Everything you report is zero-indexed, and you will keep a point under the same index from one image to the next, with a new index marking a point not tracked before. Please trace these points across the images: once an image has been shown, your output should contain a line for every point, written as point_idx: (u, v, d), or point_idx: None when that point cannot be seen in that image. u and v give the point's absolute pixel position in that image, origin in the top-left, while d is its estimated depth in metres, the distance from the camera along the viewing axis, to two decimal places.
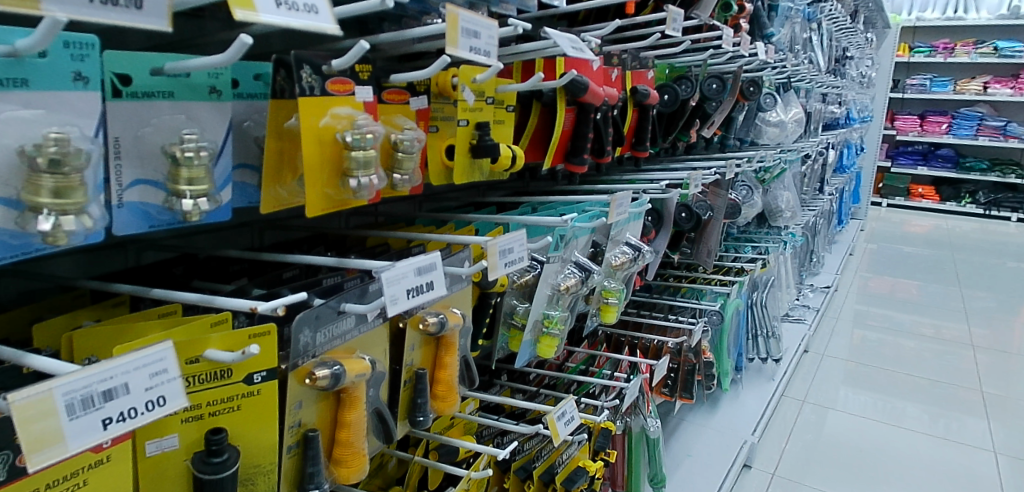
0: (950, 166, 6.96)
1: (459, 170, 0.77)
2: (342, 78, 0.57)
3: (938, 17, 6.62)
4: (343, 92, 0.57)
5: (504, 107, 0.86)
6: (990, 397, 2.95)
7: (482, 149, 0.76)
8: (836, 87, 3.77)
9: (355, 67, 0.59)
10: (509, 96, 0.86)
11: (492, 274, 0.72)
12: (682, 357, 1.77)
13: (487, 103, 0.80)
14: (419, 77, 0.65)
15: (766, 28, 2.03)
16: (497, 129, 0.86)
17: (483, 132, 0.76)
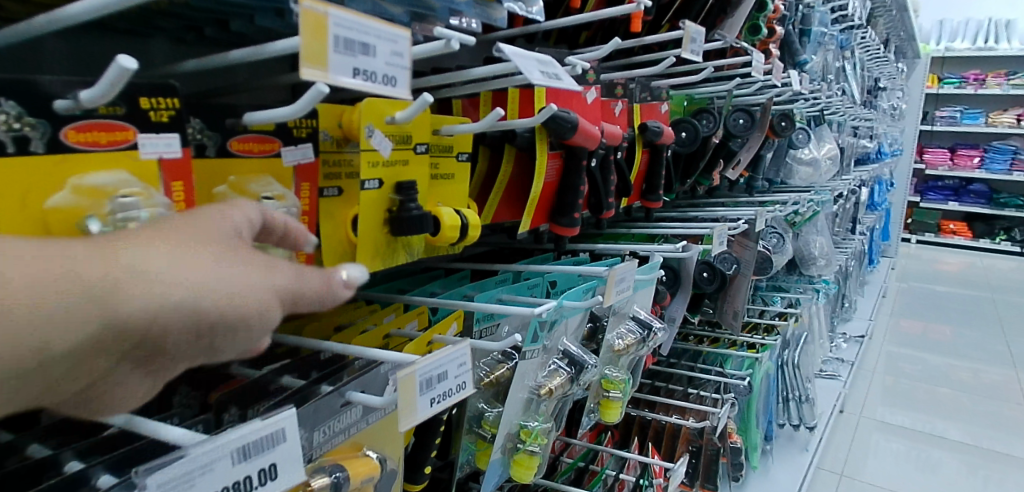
0: (983, 202, 6.61)
1: (367, 251, 0.53)
2: (109, 123, 0.39)
3: (969, 47, 6.34)
4: (113, 144, 0.39)
5: (454, 154, 0.63)
6: None
7: (403, 222, 0.52)
8: (868, 120, 3.51)
9: (143, 101, 0.40)
10: (462, 139, 0.63)
11: (404, 422, 0.46)
12: (705, 438, 1.51)
13: (422, 153, 0.56)
14: (284, 119, 0.42)
15: (798, 54, 1.78)
16: (441, 188, 0.62)
17: (406, 196, 0.53)
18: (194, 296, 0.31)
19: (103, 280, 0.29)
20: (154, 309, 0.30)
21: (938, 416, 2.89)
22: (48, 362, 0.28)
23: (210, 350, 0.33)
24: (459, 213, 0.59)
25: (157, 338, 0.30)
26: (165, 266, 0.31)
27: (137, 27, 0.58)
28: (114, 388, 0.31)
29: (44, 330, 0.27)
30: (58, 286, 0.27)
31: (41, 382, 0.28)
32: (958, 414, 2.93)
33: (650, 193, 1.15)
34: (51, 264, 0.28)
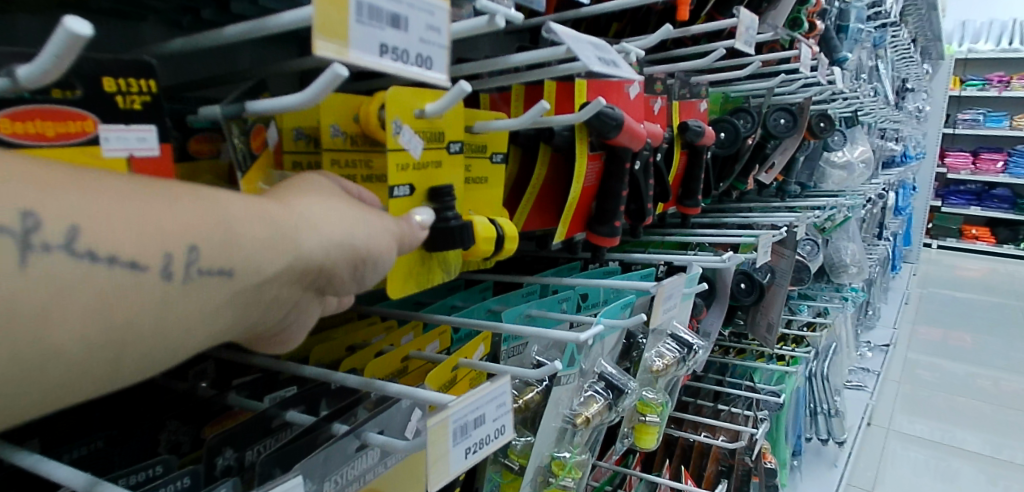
0: (1007, 206, 6.45)
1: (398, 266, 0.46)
2: (64, 109, 0.35)
3: (993, 49, 6.19)
4: (65, 137, 0.35)
5: (487, 155, 0.55)
6: None
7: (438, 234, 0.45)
8: (895, 122, 3.39)
9: (107, 83, 0.37)
10: (496, 138, 0.55)
11: (435, 479, 0.38)
12: (736, 458, 1.43)
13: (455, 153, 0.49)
14: (293, 108, 0.35)
15: (838, 51, 1.68)
16: (474, 194, 0.54)
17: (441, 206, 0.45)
18: (350, 233, 0.36)
19: (289, 222, 0.34)
20: (326, 243, 0.35)
21: (968, 427, 2.77)
22: (264, 286, 0.32)
23: (356, 283, 0.38)
24: (494, 222, 0.51)
25: (330, 270, 0.35)
26: (324, 211, 0.36)
27: (126, 7, 0.50)
28: (293, 314, 0.37)
29: (262, 256, 0.32)
30: (262, 228, 0.32)
31: (256, 304, 0.33)
32: (986, 425, 2.81)
33: (688, 198, 1.06)
34: (254, 206, 0.33)
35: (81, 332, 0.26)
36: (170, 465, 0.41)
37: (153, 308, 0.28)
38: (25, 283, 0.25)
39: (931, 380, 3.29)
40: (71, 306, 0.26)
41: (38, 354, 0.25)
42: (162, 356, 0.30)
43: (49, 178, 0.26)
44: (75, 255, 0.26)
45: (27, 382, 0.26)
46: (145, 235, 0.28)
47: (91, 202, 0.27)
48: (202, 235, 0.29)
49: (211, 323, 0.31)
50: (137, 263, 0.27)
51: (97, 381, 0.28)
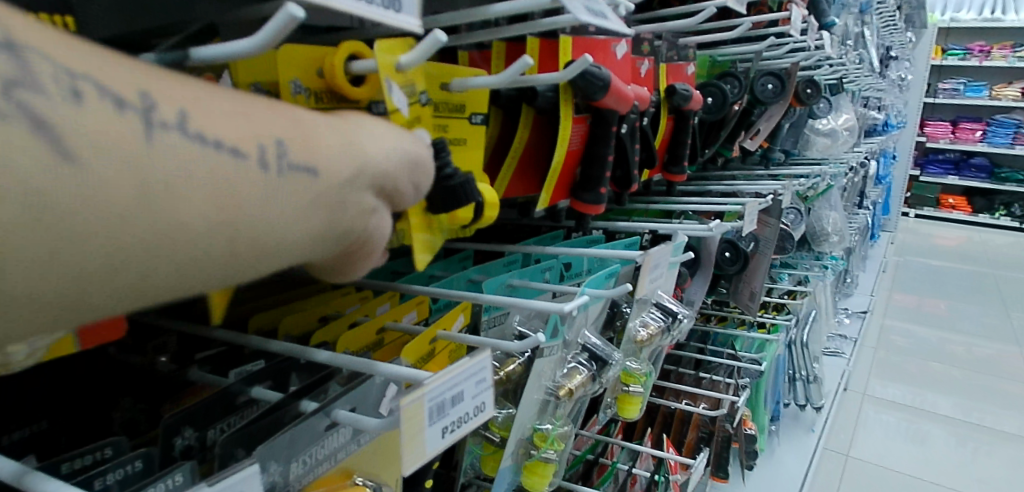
0: (983, 176, 6.52)
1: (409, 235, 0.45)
2: None
3: (975, 18, 6.19)
4: None
5: (466, 116, 0.52)
6: None
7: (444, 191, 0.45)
8: (878, 90, 3.38)
9: None
10: (475, 97, 0.52)
11: (409, 463, 0.36)
12: (717, 424, 1.46)
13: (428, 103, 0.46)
14: (239, 54, 0.33)
15: (825, 16, 1.66)
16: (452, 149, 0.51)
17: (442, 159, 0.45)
18: (402, 141, 0.38)
19: (353, 135, 0.36)
20: (387, 152, 0.37)
21: (939, 391, 2.82)
22: (343, 189, 0.34)
23: (414, 192, 0.40)
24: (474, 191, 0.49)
25: (393, 177, 0.37)
26: (381, 128, 0.38)
27: None
28: (375, 225, 0.37)
29: (337, 158, 0.34)
30: (331, 136, 0.34)
31: (340, 209, 0.34)
32: (955, 388, 2.86)
33: (674, 164, 1.04)
34: (315, 121, 0.35)
35: (204, 209, 0.28)
36: (120, 448, 0.38)
37: (258, 196, 0.30)
38: (156, 157, 0.26)
39: (905, 346, 3.34)
40: (193, 182, 0.27)
41: (168, 225, 0.27)
42: (267, 244, 0.31)
43: (149, 73, 0.28)
44: (192, 135, 0.27)
45: (159, 257, 0.27)
46: (241, 126, 0.30)
47: (191, 94, 0.28)
48: (287, 133, 0.31)
49: (306, 225, 0.33)
50: (238, 149, 0.29)
51: (215, 266, 0.29)
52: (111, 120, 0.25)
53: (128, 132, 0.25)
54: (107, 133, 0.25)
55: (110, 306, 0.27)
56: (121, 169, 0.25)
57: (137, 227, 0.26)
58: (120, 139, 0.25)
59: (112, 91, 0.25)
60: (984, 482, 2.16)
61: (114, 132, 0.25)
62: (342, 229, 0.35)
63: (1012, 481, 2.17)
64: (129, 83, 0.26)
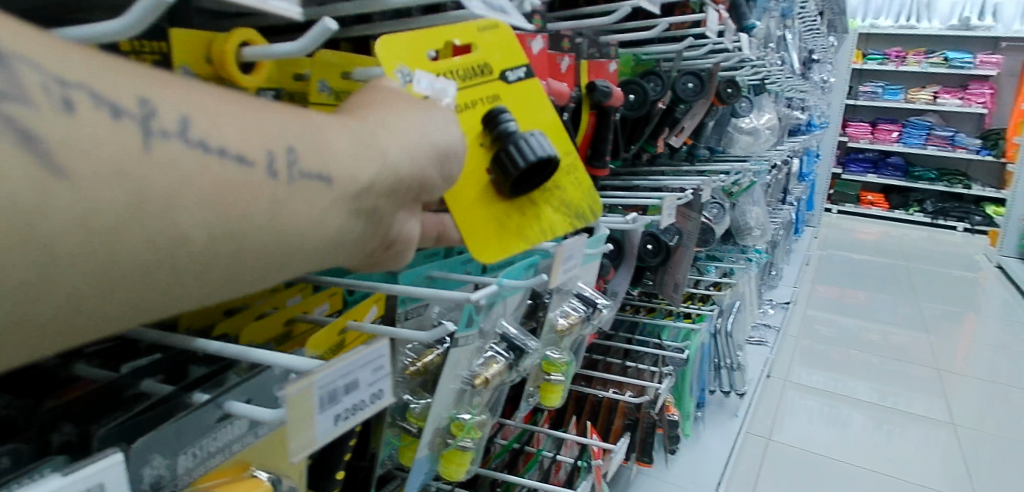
0: (899, 174, 6.90)
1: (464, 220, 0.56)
2: None
3: (892, 25, 6.55)
4: None
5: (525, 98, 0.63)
6: (959, 414, 2.67)
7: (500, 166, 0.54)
8: (801, 91, 3.55)
9: None
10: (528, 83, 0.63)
11: (296, 451, 0.37)
12: (642, 411, 1.49)
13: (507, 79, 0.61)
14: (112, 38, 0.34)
15: (745, 19, 1.73)
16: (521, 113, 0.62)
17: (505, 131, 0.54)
18: (429, 135, 0.43)
19: (372, 134, 0.39)
20: (405, 149, 0.40)
21: (855, 376, 2.99)
22: (361, 190, 0.37)
23: (445, 176, 0.45)
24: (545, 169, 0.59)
25: (414, 173, 0.41)
26: (403, 122, 0.42)
27: None
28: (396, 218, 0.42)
29: (354, 164, 0.37)
30: (348, 142, 0.37)
31: (357, 204, 0.38)
32: (870, 373, 3.03)
33: (597, 159, 1.06)
34: (340, 124, 0.38)
35: (203, 223, 0.30)
36: None
37: (264, 202, 0.33)
38: (152, 166, 0.28)
39: (827, 334, 3.51)
40: (190, 196, 0.29)
41: (165, 236, 0.29)
42: (277, 253, 0.34)
43: (147, 83, 0.30)
44: (191, 142, 0.29)
45: (159, 268, 0.29)
46: (248, 136, 0.32)
47: (191, 102, 0.31)
48: (299, 141, 0.34)
49: (319, 221, 0.36)
50: (243, 157, 0.31)
51: (216, 271, 0.31)
52: (106, 126, 0.27)
53: (123, 141, 0.27)
54: (99, 140, 0.27)
55: (121, 311, 0.29)
56: (112, 181, 0.27)
57: (137, 239, 0.28)
58: (115, 149, 0.27)
59: (109, 101, 0.28)
60: (891, 459, 2.29)
61: (110, 143, 0.27)
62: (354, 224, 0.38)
63: (917, 456, 2.33)
64: (127, 92, 0.28)
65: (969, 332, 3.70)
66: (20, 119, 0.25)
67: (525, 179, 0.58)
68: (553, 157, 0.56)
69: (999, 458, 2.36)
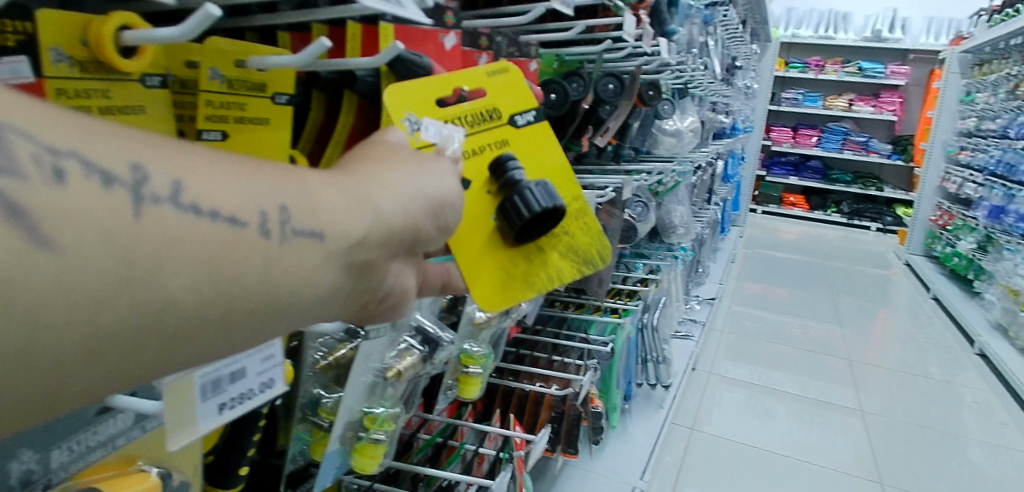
0: (818, 177, 7.23)
1: (466, 264, 0.64)
2: None
3: (811, 35, 6.88)
4: None
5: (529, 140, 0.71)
6: (868, 399, 2.83)
7: (507, 215, 0.62)
8: (725, 96, 3.69)
9: None
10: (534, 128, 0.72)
11: (175, 439, 0.42)
12: (567, 404, 1.50)
13: (515, 125, 0.70)
14: None
15: (667, 24, 1.79)
16: (527, 159, 0.70)
17: (512, 181, 0.62)
18: (425, 188, 0.47)
19: (369, 191, 0.43)
20: (398, 205, 0.44)
21: (775, 367, 3.12)
22: (355, 245, 0.41)
23: (439, 227, 0.49)
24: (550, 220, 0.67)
25: (406, 225, 0.45)
26: (399, 176, 0.46)
27: None
28: (389, 266, 0.46)
29: (348, 221, 0.40)
30: (345, 199, 0.41)
31: (349, 256, 0.41)
32: (789, 365, 3.16)
33: None
34: (336, 179, 0.42)
35: (191, 285, 0.33)
36: None
37: (255, 259, 0.36)
38: (139, 228, 0.31)
39: (751, 329, 3.66)
40: (177, 260, 0.32)
41: (156, 297, 0.31)
42: (268, 307, 0.37)
43: (134, 151, 0.33)
44: (183, 207, 0.32)
45: (149, 329, 0.32)
46: (239, 199, 0.35)
47: (183, 166, 0.34)
48: (290, 200, 0.37)
49: (310, 274, 0.39)
50: (236, 219, 0.34)
51: (207, 326, 0.34)
52: (97, 195, 0.30)
53: (114, 208, 0.30)
54: (93, 208, 0.30)
55: (119, 366, 0.32)
56: (102, 251, 0.30)
57: (126, 303, 0.30)
58: (105, 215, 0.30)
59: (100, 171, 0.31)
60: (805, 444, 2.39)
61: (100, 212, 0.30)
62: (345, 274, 0.42)
63: (829, 439, 2.45)
64: (120, 160, 0.32)
65: (880, 324, 3.92)
66: (12, 192, 0.28)
67: (531, 228, 0.66)
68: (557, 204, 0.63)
69: (904, 436, 2.51)
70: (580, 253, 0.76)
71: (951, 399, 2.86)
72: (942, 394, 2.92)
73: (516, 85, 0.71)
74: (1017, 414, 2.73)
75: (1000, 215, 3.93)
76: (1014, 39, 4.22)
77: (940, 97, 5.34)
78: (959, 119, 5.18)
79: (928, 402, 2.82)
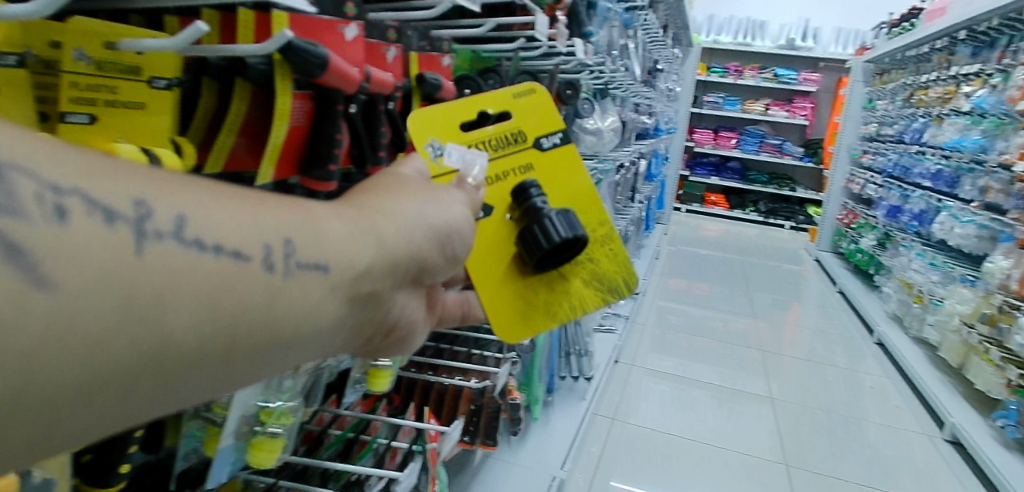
0: (737, 178, 7.52)
1: (489, 275, 0.84)
2: None
3: (730, 41, 7.17)
4: None
5: (553, 163, 0.90)
6: (778, 386, 2.97)
7: (529, 238, 0.79)
8: (647, 98, 3.80)
9: None
10: (558, 152, 0.90)
11: None
12: (487, 396, 1.50)
13: (540, 148, 0.89)
14: None
15: (584, 25, 1.84)
16: (549, 180, 0.89)
17: (535, 207, 0.80)
18: (426, 216, 0.57)
19: (373, 227, 0.52)
20: (397, 235, 0.53)
21: (695, 359, 3.22)
22: (359, 274, 0.49)
23: (439, 250, 0.59)
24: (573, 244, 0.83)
25: (403, 254, 0.54)
26: (413, 211, 0.56)
27: None
28: (392, 290, 0.55)
29: (352, 253, 0.48)
30: (348, 235, 0.49)
31: (353, 285, 0.49)
32: (708, 357, 3.28)
33: None
34: (343, 215, 0.50)
35: (191, 318, 0.37)
36: None
37: (258, 291, 0.42)
38: (143, 264, 0.36)
39: (674, 323, 3.78)
40: (181, 294, 0.37)
41: (158, 335, 0.36)
42: (275, 332, 0.43)
43: (138, 188, 0.38)
44: (186, 242, 0.38)
45: (160, 357, 0.37)
46: (245, 237, 0.41)
47: (182, 202, 0.40)
48: (295, 234, 0.45)
49: (315, 304, 0.46)
50: (239, 253, 0.40)
51: (203, 362, 0.39)
52: (102, 232, 0.35)
53: (120, 245, 0.35)
54: (98, 243, 0.34)
55: (138, 394, 0.37)
56: (102, 287, 0.34)
57: (125, 339, 0.35)
58: (108, 252, 0.35)
59: (104, 209, 0.35)
60: (720, 430, 2.48)
61: (103, 248, 0.34)
62: (349, 303, 0.50)
63: (742, 423, 2.55)
64: (126, 196, 0.37)
65: (792, 317, 4.13)
66: (14, 231, 0.32)
67: (555, 254, 0.83)
68: (575, 232, 0.79)
69: (810, 420, 2.65)
70: (603, 280, 0.95)
71: (853, 385, 3.04)
72: (846, 381, 3.09)
73: (542, 109, 0.92)
74: (910, 397, 2.92)
75: (898, 214, 4.20)
76: (909, 50, 4.53)
77: (845, 103, 5.68)
78: (862, 124, 5.52)
79: (833, 388, 2.98)
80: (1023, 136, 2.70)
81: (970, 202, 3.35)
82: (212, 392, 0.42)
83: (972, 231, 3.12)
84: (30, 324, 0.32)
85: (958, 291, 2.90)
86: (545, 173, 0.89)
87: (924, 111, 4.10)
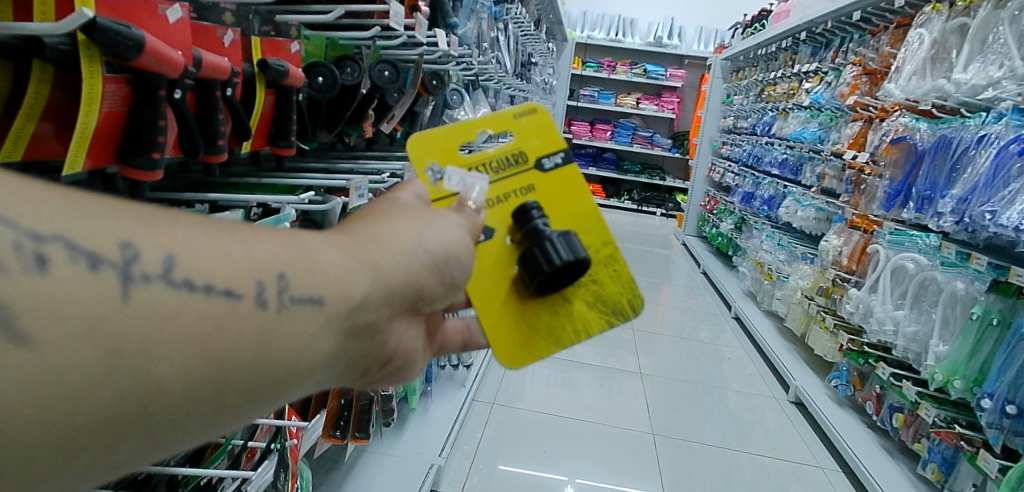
0: (612, 168, 7.78)
1: (490, 310, 0.79)
2: None
3: (603, 37, 7.43)
4: None
5: (559, 185, 0.84)
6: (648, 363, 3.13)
7: (529, 262, 0.74)
8: (520, 91, 3.87)
9: None
10: (564, 174, 0.85)
11: None
12: (357, 390, 1.52)
13: (542, 169, 0.84)
14: None
15: (449, 17, 1.84)
16: (552, 201, 0.84)
17: (538, 231, 0.74)
18: (425, 241, 0.56)
19: (376, 253, 0.52)
20: (397, 265, 0.52)
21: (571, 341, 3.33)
22: (358, 307, 0.50)
23: (440, 276, 0.57)
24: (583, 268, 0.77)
25: (411, 283, 0.54)
26: (418, 236, 0.56)
27: None
28: (393, 318, 0.54)
29: (350, 285, 0.49)
30: (345, 261, 0.49)
31: (349, 317, 0.49)
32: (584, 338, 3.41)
33: (280, 138, 1.03)
34: (344, 241, 0.51)
35: (177, 370, 0.39)
36: None
37: (251, 330, 0.44)
38: (130, 310, 0.38)
39: None
40: (166, 345, 0.39)
41: (144, 385, 0.38)
42: (275, 373, 0.45)
43: (126, 229, 0.40)
44: (177, 283, 0.40)
45: (141, 404, 0.39)
46: (237, 275, 0.43)
47: (172, 241, 0.42)
48: (289, 267, 0.46)
49: (311, 339, 0.47)
50: (231, 292, 0.42)
51: (191, 410, 0.41)
52: (87, 277, 0.37)
53: (104, 289, 0.38)
54: (88, 289, 0.37)
55: (126, 439, 0.39)
56: (86, 340, 0.36)
57: (112, 388, 0.37)
58: (91, 301, 0.37)
59: (88, 254, 0.38)
60: (591, 407, 2.58)
61: (91, 292, 0.37)
62: (345, 338, 0.50)
63: (613, 399, 2.68)
64: (111, 238, 0.39)
65: (663, 297, 4.38)
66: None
67: (560, 278, 0.77)
68: (582, 256, 0.74)
69: (674, 389, 2.83)
70: (607, 303, 0.86)
71: (713, 357, 3.27)
72: (708, 354, 3.32)
73: (545, 128, 0.86)
74: (763, 366, 3.19)
75: (751, 199, 4.55)
76: (760, 49, 4.90)
77: (706, 98, 6.07)
78: (721, 118, 5.93)
79: (698, 362, 3.19)
80: (852, 128, 3.01)
81: (810, 187, 3.68)
82: (209, 434, 0.44)
83: (811, 213, 3.44)
84: (15, 380, 0.35)
85: (800, 268, 3.19)
86: (547, 195, 0.84)
87: (772, 106, 4.45)
